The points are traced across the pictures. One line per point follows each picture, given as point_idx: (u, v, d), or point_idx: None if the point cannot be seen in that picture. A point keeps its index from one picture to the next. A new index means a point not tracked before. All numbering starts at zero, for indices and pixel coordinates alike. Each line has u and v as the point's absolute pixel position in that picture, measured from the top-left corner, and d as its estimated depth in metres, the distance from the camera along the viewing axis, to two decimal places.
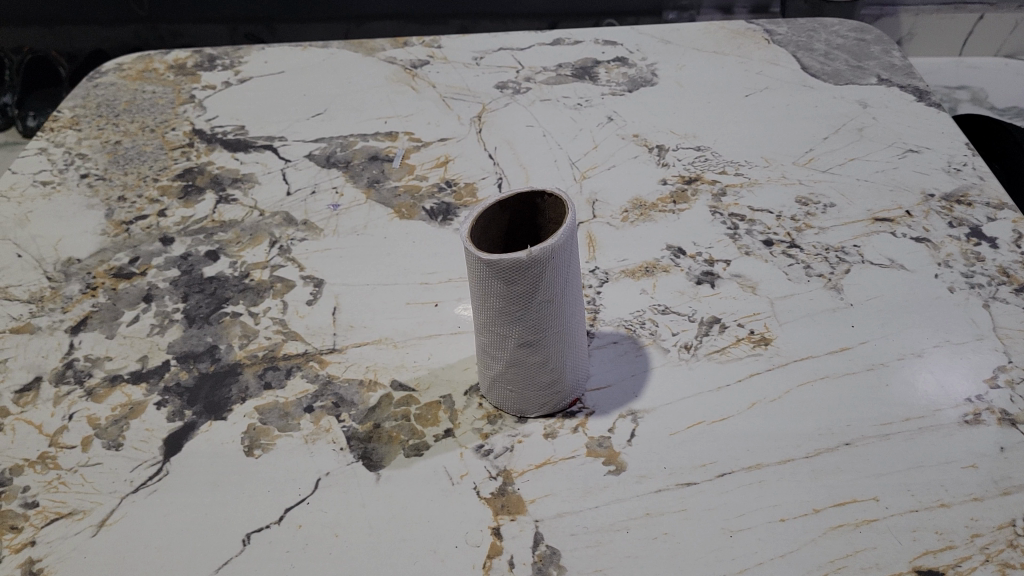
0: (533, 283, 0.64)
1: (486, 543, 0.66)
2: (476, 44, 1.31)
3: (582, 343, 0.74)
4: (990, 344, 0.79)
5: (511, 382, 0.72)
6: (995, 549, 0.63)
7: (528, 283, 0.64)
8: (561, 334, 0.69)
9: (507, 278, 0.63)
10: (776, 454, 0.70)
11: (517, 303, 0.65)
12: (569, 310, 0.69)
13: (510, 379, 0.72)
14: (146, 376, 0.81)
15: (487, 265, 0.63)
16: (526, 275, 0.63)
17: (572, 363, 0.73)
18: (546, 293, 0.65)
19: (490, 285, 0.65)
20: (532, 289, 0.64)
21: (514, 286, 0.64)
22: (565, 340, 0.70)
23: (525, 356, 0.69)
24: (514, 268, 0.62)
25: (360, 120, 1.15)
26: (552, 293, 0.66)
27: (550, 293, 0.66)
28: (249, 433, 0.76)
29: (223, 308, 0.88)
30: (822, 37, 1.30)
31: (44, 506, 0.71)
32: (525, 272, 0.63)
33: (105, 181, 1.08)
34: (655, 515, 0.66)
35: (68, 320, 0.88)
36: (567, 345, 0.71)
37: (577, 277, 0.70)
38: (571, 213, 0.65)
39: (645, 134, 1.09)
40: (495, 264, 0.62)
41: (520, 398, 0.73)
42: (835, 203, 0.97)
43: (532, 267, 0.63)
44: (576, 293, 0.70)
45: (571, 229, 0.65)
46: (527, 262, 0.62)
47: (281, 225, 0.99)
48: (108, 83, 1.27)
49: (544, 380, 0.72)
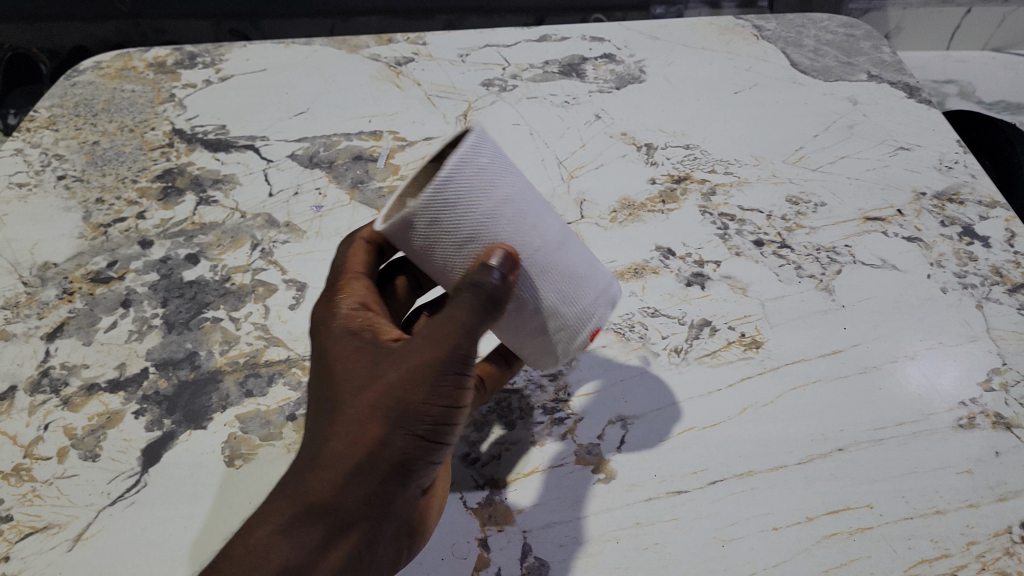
0: (438, 235, 0.57)
1: (473, 555, 0.64)
2: (462, 40, 1.28)
3: (567, 264, 0.64)
4: (983, 345, 0.80)
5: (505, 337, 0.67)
6: (991, 557, 0.64)
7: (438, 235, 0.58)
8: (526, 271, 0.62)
9: (410, 244, 0.59)
10: (767, 460, 0.70)
11: (446, 256, 0.59)
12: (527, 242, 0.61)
13: (508, 338, 0.67)
14: (124, 384, 0.79)
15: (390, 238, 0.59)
16: (427, 230, 0.57)
17: (559, 293, 0.64)
18: (461, 238, 0.58)
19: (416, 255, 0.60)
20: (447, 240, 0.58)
21: (427, 245, 0.58)
22: (529, 272, 0.62)
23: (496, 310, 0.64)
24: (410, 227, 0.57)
25: (344, 118, 1.13)
26: (472, 233, 0.58)
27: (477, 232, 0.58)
28: (230, 442, 0.75)
29: (203, 313, 0.86)
30: (811, 32, 1.28)
31: (18, 520, 0.69)
32: (424, 228, 0.57)
33: (83, 182, 1.05)
34: (645, 524, 0.66)
35: (44, 326, 0.86)
36: (537, 278, 0.62)
37: (509, 202, 0.59)
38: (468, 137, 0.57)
39: (633, 132, 1.08)
40: (393, 233, 0.58)
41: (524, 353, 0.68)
42: (826, 203, 0.96)
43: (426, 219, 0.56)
44: (520, 219, 0.60)
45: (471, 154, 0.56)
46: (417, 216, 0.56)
47: (263, 227, 0.97)
48: (86, 82, 1.22)
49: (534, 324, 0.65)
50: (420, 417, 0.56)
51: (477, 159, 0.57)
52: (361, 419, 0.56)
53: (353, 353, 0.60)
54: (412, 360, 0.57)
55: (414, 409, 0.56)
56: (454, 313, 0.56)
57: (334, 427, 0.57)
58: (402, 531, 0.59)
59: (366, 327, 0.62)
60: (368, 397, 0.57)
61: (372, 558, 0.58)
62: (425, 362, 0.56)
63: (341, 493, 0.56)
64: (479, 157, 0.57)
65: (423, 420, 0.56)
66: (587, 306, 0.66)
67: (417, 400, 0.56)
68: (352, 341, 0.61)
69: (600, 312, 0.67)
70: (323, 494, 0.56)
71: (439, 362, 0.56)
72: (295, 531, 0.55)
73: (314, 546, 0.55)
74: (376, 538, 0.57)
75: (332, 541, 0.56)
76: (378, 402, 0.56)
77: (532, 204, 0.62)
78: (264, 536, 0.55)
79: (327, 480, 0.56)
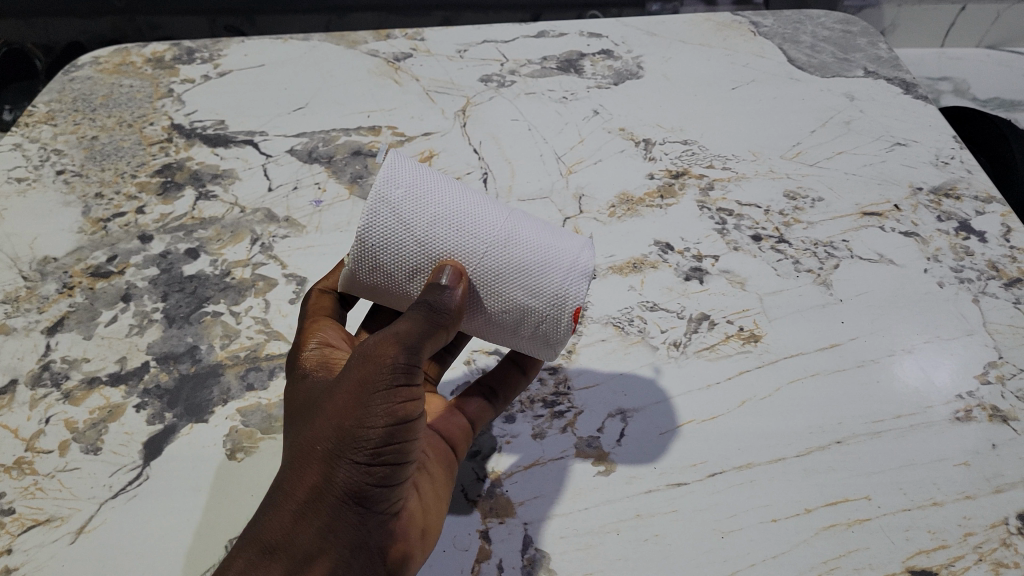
0: (387, 276, 0.65)
1: (474, 546, 0.65)
2: (460, 36, 1.28)
3: (519, 257, 0.65)
4: (979, 339, 0.81)
5: (499, 341, 0.70)
6: (988, 548, 0.65)
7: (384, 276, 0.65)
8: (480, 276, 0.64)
9: (376, 291, 0.67)
10: (766, 453, 0.70)
11: (409, 290, 0.66)
12: (468, 250, 0.64)
13: (509, 344, 0.70)
14: (125, 378, 0.80)
15: (359, 293, 0.69)
16: (373, 275, 0.65)
17: (521, 289, 0.65)
18: (406, 271, 0.65)
19: (388, 299, 0.69)
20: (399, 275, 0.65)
21: (387, 286, 0.66)
22: (482, 278, 0.64)
23: (479, 325, 0.67)
24: (361, 280, 0.66)
25: (342, 114, 1.13)
26: (413, 263, 0.64)
27: (415, 260, 0.64)
28: (231, 435, 0.75)
29: (204, 307, 0.87)
30: (808, 29, 1.29)
31: (20, 512, 0.69)
32: (369, 275, 0.66)
33: (82, 176, 1.05)
34: (646, 516, 0.66)
35: (45, 320, 0.86)
36: (492, 281, 0.64)
37: (432, 221, 0.64)
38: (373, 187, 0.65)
39: (631, 128, 1.08)
40: (359, 291, 0.68)
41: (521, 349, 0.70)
42: (823, 198, 0.96)
43: (363, 269, 0.65)
44: (447, 233, 0.64)
45: (378, 200, 0.64)
46: (356, 270, 0.65)
47: (263, 221, 0.97)
48: (84, 77, 1.22)
49: (508, 326, 0.67)
50: (359, 436, 0.54)
51: (390, 199, 0.64)
52: (313, 448, 0.55)
53: (309, 394, 0.62)
54: (348, 381, 0.55)
55: (352, 430, 0.54)
56: (394, 327, 0.56)
57: (287, 467, 0.57)
58: (378, 561, 0.56)
59: (321, 364, 0.65)
60: (318, 425, 0.56)
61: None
62: (357, 380, 0.55)
63: (295, 529, 0.55)
64: (393, 197, 0.64)
65: (368, 438, 0.54)
66: (557, 289, 0.65)
67: (356, 418, 0.54)
68: (307, 380, 0.64)
69: (574, 289, 0.65)
70: (277, 535, 0.55)
71: (371, 377, 0.54)
72: (255, 573, 0.54)
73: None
74: (345, 572, 0.54)
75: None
76: (327, 428, 0.55)
77: (461, 214, 0.65)
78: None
79: (281, 519, 0.55)
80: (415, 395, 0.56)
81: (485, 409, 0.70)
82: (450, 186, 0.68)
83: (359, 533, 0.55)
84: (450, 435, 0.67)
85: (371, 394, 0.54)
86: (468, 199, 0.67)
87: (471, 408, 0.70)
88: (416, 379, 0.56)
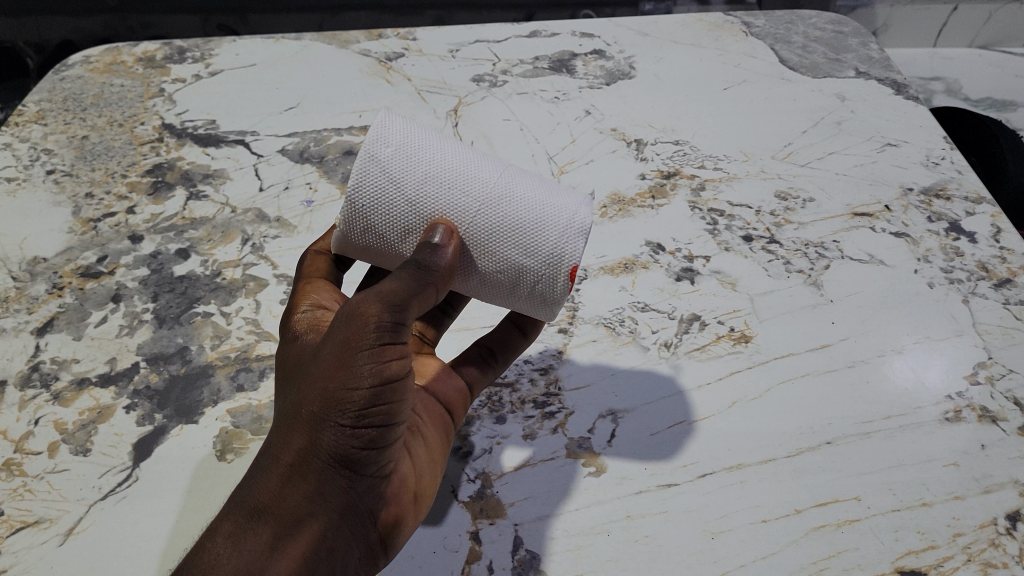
0: (379, 238, 0.65)
1: (464, 548, 0.65)
2: (452, 36, 1.28)
3: (514, 214, 0.64)
4: (969, 340, 0.81)
5: (495, 302, 0.69)
6: (977, 548, 0.65)
7: (375, 237, 0.65)
8: (473, 235, 0.64)
9: (369, 253, 0.67)
10: (756, 453, 0.71)
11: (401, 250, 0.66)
12: (461, 209, 0.63)
13: (508, 306, 0.70)
14: (115, 379, 0.79)
15: (351, 255, 0.69)
16: (363, 236, 0.65)
17: (516, 248, 0.64)
18: (399, 232, 0.65)
19: (380, 260, 0.68)
20: (390, 235, 0.65)
21: (377, 247, 0.66)
22: (475, 236, 0.64)
23: (475, 287, 0.67)
24: (351, 242, 0.66)
25: (334, 114, 1.13)
26: (404, 223, 0.64)
27: (407, 221, 0.64)
28: (221, 436, 0.75)
29: (194, 308, 0.86)
30: (799, 29, 1.29)
31: (8, 515, 0.69)
32: (359, 236, 0.65)
33: (72, 176, 1.04)
34: (636, 517, 0.66)
35: (34, 320, 0.85)
36: (485, 239, 0.64)
37: (422, 179, 0.64)
38: (362, 146, 0.64)
39: (623, 128, 1.08)
40: (349, 253, 0.68)
41: (519, 310, 0.69)
42: (814, 198, 0.96)
43: (353, 230, 0.65)
44: (439, 192, 0.64)
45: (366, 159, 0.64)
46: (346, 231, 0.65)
47: (253, 222, 0.97)
48: (74, 76, 1.21)
49: (503, 286, 0.66)
50: (343, 400, 0.53)
51: (380, 159, 0.64)
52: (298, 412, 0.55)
53: (298, 356, 0.63)
54: (331, 342, 0.55)
55: (336, 393, 0.53)
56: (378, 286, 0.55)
57: (274, 430, 0.57)
58: (368, 522, 0.57)
59: (310, 327, 0.65)
60: (303, 389, 0.55)
61: (335, 557, 0.55)
62: (341, 341, 0.54)
63: (282, 494, 0.55)
64: (383, 157, 0.64)
65: (350, 402, 0.53)
66: (553, 246, 0.64)
67: (339, 380, 0.53)
68: (297, 345, 0.64)
69: (571, 246, 0.65)
70: (267, 499, 0.55)
71: (356, 336, 0.53)
72: (243, 537, 0.54)
73: (263, 550, 0.53)
74: (334, 535, 0.55)
75: (280, 545, 0.54)
76: (310, 391, 0.54)
77: (454, 171, 0.65)
78: (217, 545, 0.54)
79: (268, 484, 0.55)
80: (401, 354, 0.55)
81: (483, 375, 0.71)
82: (444, 144, 0.68)
83: (348, 496, 0.56)
84: (446, 398, 0.68)
85: (353, 355, 0.53)
86: (461, 157, 0.66)
87: (469, 373, 0.71)
88: (404, 339, 0.55)
